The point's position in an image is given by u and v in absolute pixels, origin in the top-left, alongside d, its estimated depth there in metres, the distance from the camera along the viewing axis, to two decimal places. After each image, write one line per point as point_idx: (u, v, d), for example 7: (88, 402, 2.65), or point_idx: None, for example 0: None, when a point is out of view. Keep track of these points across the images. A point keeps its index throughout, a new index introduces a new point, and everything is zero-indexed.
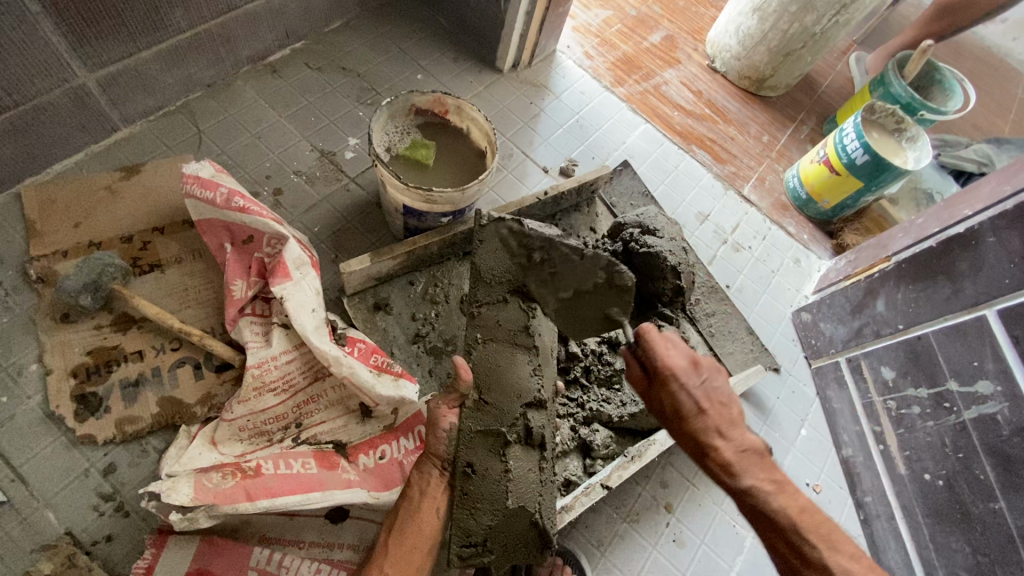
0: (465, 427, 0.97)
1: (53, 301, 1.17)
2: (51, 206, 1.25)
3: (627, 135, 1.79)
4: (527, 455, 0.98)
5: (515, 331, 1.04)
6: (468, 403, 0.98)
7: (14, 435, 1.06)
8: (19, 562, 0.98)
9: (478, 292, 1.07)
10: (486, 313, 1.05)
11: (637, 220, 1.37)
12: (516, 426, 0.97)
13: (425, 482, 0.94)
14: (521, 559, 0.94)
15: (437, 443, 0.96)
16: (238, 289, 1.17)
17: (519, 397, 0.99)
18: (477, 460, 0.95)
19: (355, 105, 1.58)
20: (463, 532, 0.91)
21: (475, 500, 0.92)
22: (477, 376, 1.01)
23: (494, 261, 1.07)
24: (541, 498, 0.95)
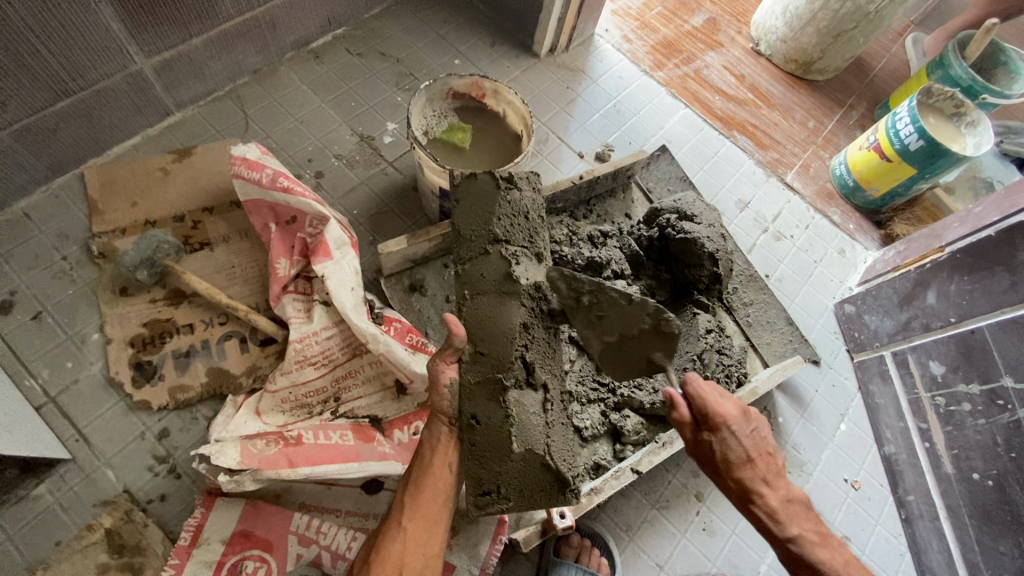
0: (465, 379, 0.94)
1: (113, 275, 1.24)
2: (111, 185, 1.32)
3: (665, 120, 1.75)
4: (527, 399, 0.95)
5: (502, 282, 0.99)
6: (465, 357, 0.96)
7: (78, 398, 1.14)
8: (82, 515, 1.05)
9: (460, 250, 1.06)
10: (470, 269, 1.03)
11: (674, 206, 1.35)
12: (513, 371, 0.94)
13: (435, 440, 0.92)
14: (542, 505, 0.92)
15: (439, 400, 0.93)
16: (282, 267, 1.22)
17: (512, 341, 0.96)
18: (479, 409, 0.92)
19: (393, 90, 1.60)
20: (474, 480, 0.90)
21: (483, 449, 0.91)
22: (470, 330, 0.98)
23: (472, 219, 1.06)
24: (549, 440, 0.93)
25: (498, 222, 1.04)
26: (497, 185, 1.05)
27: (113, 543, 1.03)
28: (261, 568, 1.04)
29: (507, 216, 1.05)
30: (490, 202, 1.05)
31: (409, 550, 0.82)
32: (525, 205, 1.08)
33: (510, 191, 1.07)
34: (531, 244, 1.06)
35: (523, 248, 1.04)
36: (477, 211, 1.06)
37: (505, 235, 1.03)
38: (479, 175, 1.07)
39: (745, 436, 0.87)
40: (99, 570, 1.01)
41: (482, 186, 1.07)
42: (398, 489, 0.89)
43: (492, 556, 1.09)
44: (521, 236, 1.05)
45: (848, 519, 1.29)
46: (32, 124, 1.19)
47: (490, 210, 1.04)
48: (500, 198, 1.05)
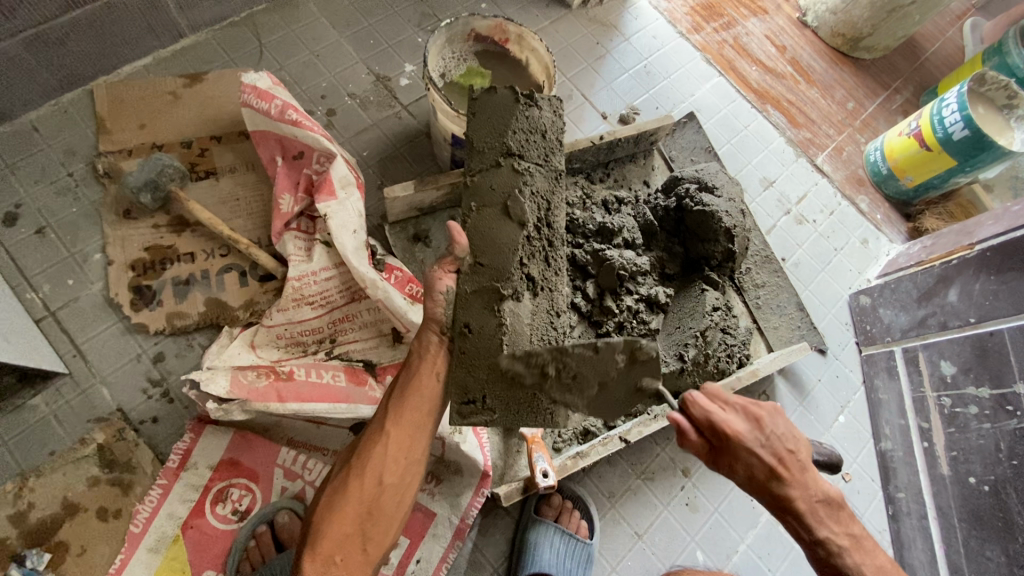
0: (461, 289, 0.89)
1: (117, 197, 1.23)
2: (120, 106, 1.30)
3: (696, 87, 1.67)
4: (523, 308, 0.91)
5: (511, 196, 0.94)
6: (464, 268, 0.91)
7: (78, 314, 1.15)
8: (77, 428, 1.07)
9: (470, 163, 0.98)
10: (480, 182, 0.96)
11: (695, 176, 1.30)
12: (513, 282, 0.90)
13: (424, 349, 0.89)
14: (529, 422, 0.87)
15: (434, 307, 0.90)
16: (285, 204, 1.20)
17: (512, 252, 0.92)
18: (473, 318, 0.88)
19: (414, 31, 1.53)
20: (461, 388, 0.86)
21: (472, 359, 0.86)
22: (472, 241, 0.92)
23: (486, 131, 0.98)
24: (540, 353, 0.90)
25: (513, 135, 0.98)
26: (517, 99, 0.99)
27: (104, 458, 1.06)
28: (247, 495, 1.07)
29: (525, 130, 1.00)
30: (507, 116, 0.99)
31: (389, 457, 0.83)
32: (544, 124, 1.03)
33: (529, 108, 1.01)
34: (547, 163, 1.01)
35: (537, 165, 0.99)
36: (492, 125, 0.98)
37: (519, 149, 0.98)
38: (500, 89, 0.99)
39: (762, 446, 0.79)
40: (90, 482, 1.04)
41: (502, 100, 0.99)
42: (386, 395, 0.89)
43: (473, 507, 1.11)
44: (536, 152, 1.00)
45: None
46: (41, 32, 1.15)
47: (507, 123, 0.98)
48: (518, 112, 1.00)
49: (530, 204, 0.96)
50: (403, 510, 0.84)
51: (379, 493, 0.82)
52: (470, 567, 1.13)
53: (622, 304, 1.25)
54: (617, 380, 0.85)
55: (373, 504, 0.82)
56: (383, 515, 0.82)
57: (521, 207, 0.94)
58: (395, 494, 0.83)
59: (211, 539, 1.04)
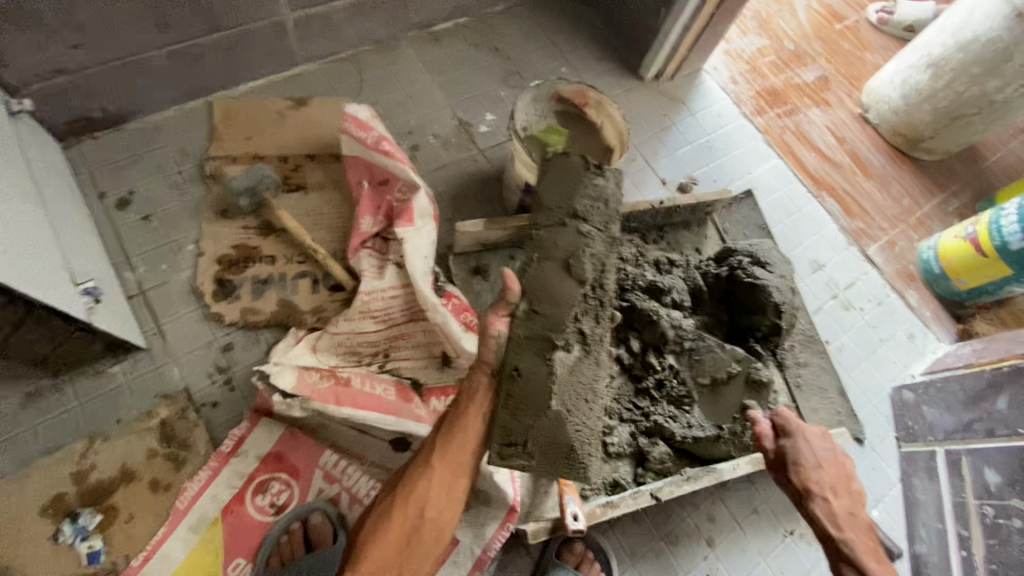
0: (515, 333, 0.94)
1: (217, 197, 1.36)
2: (233, 118, 1.45)
3: (755, 166, 1.75)
4: (575, 360, 0.95)
5: (572, 254, 1.00)
6: (519, 313, 0.96)
7: (164, 297, 1.25)
8: (144, 401, 1.16)
9: (537, 219, 1.05)
10: (545, 236, 1.02)
11: (749, 249, 1.35)
12: (567, 335, 0.95)
13: (473, 390, 0.92)
14: (562, 474, 0.88)
15: (486, 350, 0.94)
16: (365, 224, 1.30)
17: (569, 305, 0.96)
18: (524, 361, 0.92)
19: (499, 85, 1.67)
20: (504, 430, 0.88)
21: (519, 401, 0.89)
22: (530, 290, 0.97)
23: (557, 193, 1.07)
24: (584, 407, 0.92)
25: (581, 200, 1.04)
26: (587, 168, 1.06)
27: (164, 432, 1.13)
28: (285, 491, 1.12)
29: (591, 199, 1.06)
30: (577, 181, 1.06)
31: (433, 490, 0.86)
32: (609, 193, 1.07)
33: (598, 176, 1.07)
34: (608, 229, 1.05)
35: (598, 229, 1.04)
36: (563, 187, 1.06)
37: (584, 212, 1.04)
38: (573, 155, 1.07)
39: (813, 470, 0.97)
40: (148, 454, 1.11)
41: (573, 167, 1.07)
42: (435, 428, 0.92)
43: (496, 540, 1.13)
44: (599, 218, 1.05)
45: None
46: (183, 48, 1.32)
47: (575, 188, 1.05)
48: (587, 180, 1.06)
49: (589, 263, 1.00)
50: (441, 545, 0.85)
51: (418, 524, 0.84)
52: None
53: (664, 362, 1.29)
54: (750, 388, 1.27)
55: (412, 535, 0.84)
56: (420, 547, 0.83)
57: (581, 266, 1.00)
58: (434, 528, 0.85)
59: (246, 527, 1.08)
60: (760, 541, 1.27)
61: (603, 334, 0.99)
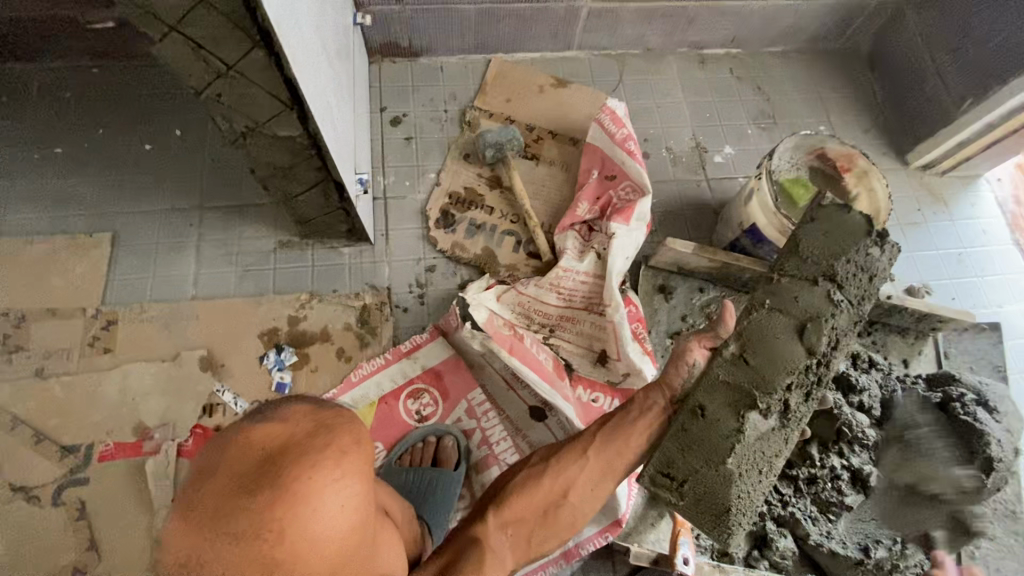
0: (713, 372, 0.88)
1: (466, 141, 1.54)
2: (502, 79, 1.61)
3: (1010, 301, 1.50)
4: (767, 429, 0.86)
5: (812, 320, 0.86)
6: (725, 353, 0.88)
7: (399, 207, 1.45)
8: (356, 284, 1.36)
9: (783, 262, 0.90)
10: (785, 286, 0.89)
11: (975, 387, 1.21)
12: (771, 401, 0.85)
13: (647, 406, 0.93)
14: (704, 527, 0.86)
15: (675, 374, 0.93)
16: (581, 209, 1.38)
17: (786, 373, 0.85)
18: (713, 405, 0.87)
19: (748, 122, 1.63)
20: (666, 459, 0.87)
21: (692, 440, 0.87)
22: (747, 337, 0.88)
23: (820, 244, 0.88)
24: (755, 478, 0.86)
25: (845, 264, 0.87)
26: (868, 232, 0.86)
27: (361, 315, 1.32)
28: (432, 405, 1.24)
29: (857, 265, 0.87)
30: (849, 241, 0.87)
31: (584, 478, 0.89)
32: (881, 266, 0.88)
33: (875, 246, 0.87)
34: (862, 306, 0.88)
35: (852, 304, 0.87)
36: (830, 239, 0.88)
37: (843, 279, 0.87)
38: (854, 214, 0.86)
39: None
40: (344, 326, 1.31)
41: (851, 224, 0.87)
42: (599, 420, 0.95)
43: (591, 542, 1.13)
44: (856, 290, 0.88)
45: None
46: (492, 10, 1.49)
47: (844, 248, 0.87)
48: (862, 244, 0.86)
49: (827, 337, 0.86)
50: (571, 528, 0.90)
51: (561, 502, 0.89)
52: None
53: (826, 461, 1.17)
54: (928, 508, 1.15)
55: (551, 507, 0.89)
56: (556, 522, 0.89)
57: (816, 336, 0.86)
58: (573, 512, 0.89)
59: (392, 421, 1.23)
60: None
61: (807, 415, 0.88)
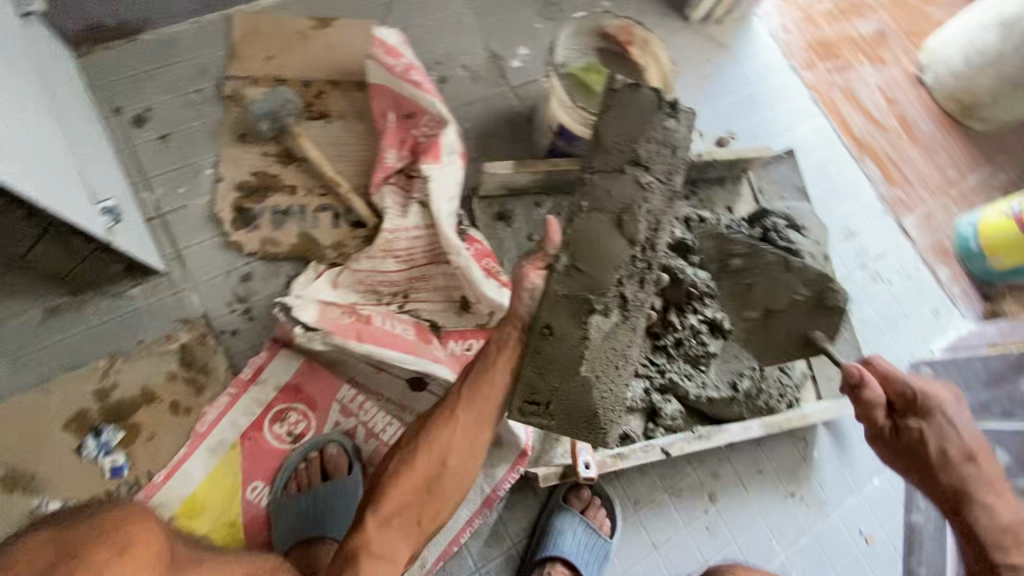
0: (551, 289, 0.87)
1: (236, 120, 1.31)
2: (253, 35, 1.36)
3: (798, 124, 1.66)
4: (614, 326, 0.87)
5: (626, 209, 0.89)
6: (558, 267, 0.87)
7: (183, 221, 1.23)
8: (164, 325, 1.16)
9: (592, 160, 0.93)
10: (598, 182, 0.91)
11: (786, 214, 1.34)
12: (607, 299, 0.86)
13: (503, 342, 0.91)
14: (580, 436, 0.88)
15: (519, 304, 0.91)
16: (390, 158, 1.25)
17: (614, 269, 0.87)
18: (559, 320, 0.87)
19: (535, 15, 1.55)
20: (527, 387, 0.87)
21: (547, 361, 0.86)
22: (573, 242, 0.88)
23: (619, 131, 0.93)
24: (613, 376, 0.88)
25: (645, 144, 0.92)
26: (660, 107, 0.93)
27: (184, 357, 1.14)
28: (302, 421, 1.14)
29: (658, 142, 0.93)
30: (644, 121, 0.93)
31: (456, 441, 0.89)
32: (678, 138, 0.94)
33: (668, 118, 0.94)
34: (670, 181, 0.93)
35: (660, 181, 0.92)
36: (627, 125, 0.93)
37: (648, 159, 0.91)
38: (643, 90, 0.94)
39: (949, 420, 0.94)
40: (169, 376, 1.12)
41: (644, 104, 0.94)
42: (461, 378, 0.93)
43: (506, 481, 1.15)
44: (661, 167, 0.92)
45: (849, 569, 1.29)
46: None
47: (641, 129, 0.93)
48: (656, 122, 0.93)
49: (645, 222, 0.89)
50: (459, 490, 0.91)
51: (440, 472, 0.89)
52: (491, 536, 1.18)
53: (685, 321, 1.26)
54: (795, 315, 1.00)
55: (432, 480, 0.88)
56: (441, 491, 0.89)
57: (634, 224, 0.89)
58: (455, 476, 0.89)
59: (264, 453, 1.11)
60: (760, 500, 1.30)
61: (646, 301, 0.90)
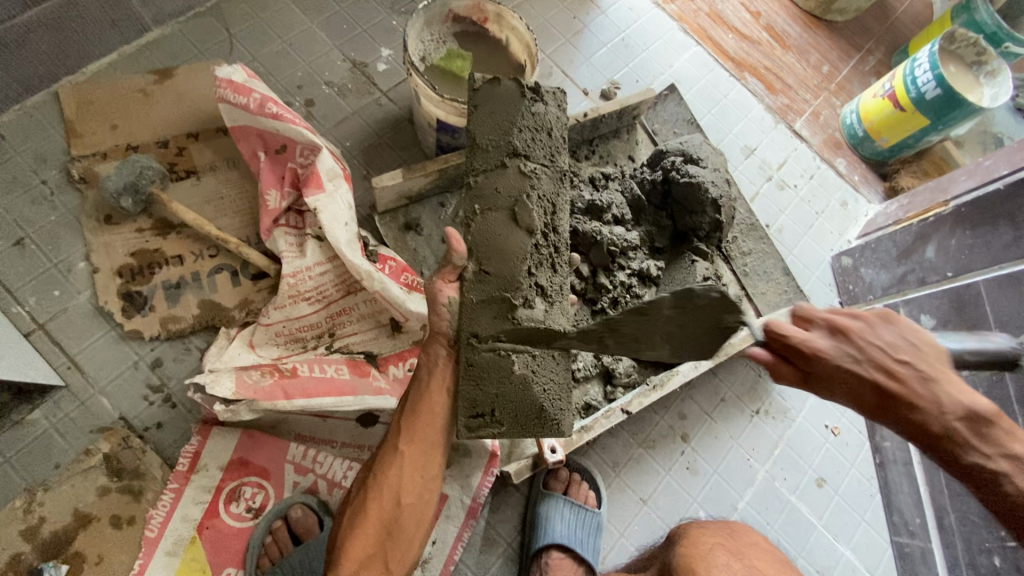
0: (466, 299, 0.88)
1: (96, 202, 1.20)
2: (88, 107, 1.24)
3: (675, 58, 1.67)
4: (539, 314, 0.89)
5: (517, 200, 0.90)
6: (468, 276, 0.88)
7: (68, 325, 1.13)
8: (79, 440, 1.07)
9: (472, 161, 0.93)
10: (483, 182, 0.91)
11: (680, 148, 1.30)
12: (522, 292, 0.88)
13: (434, 362, 0.89)
14: (534, 433, 0.88)
15: (439, 321, 0.89)
16: (272, 199, 1.18)
17: (521, 261, 0.89)
18: (483, 327, 0.87)
19: (388, 13, 1.48)
20: (467, 402, 0.86)
21: (480, 371, 0.86)
22: (476, 248, 0.89)
23: (490, 127, 0.93)
24: (549, 365, 0.90)
25: (519, 133, 0.92)
26: (522, 94, 0.93)
27: (112, 467, 1.06)
28: (259, 493, 1.09)
29: (530, 129, 0.94)
30: (513, 112, 0.93)
31: (406, 476, 0.85)
32: (551, 120, 0.96)
33: (535, 103, 0.95)
34: (551, 163, 0.95)
35: (542, 165, 0.93)
36: (497, 120, 0.93)
37: (525, 148, 0.92)
38: (503, 81, 0.93)
39: (854, 358, 0.76)
40: (100, 492, 1.04)
41: (506, 94, 0.94)
42: (399, 410, 0.90)
43: (484, 487, 1.13)
44: (541, 151, 0.94)
45: (823, 463, 1.35)
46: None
47: (512, 120, 0.93)
48: (524, 108, 0.94)
49: (538, 208, 0.91)
50: (423, 525, 0.87)
51: (397, 513, 0.85)
52: (484, 543, 1.18)
53: (615, 280, 1.27)
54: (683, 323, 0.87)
55: (391, 523, 0.85)
56: (403, 532, 0.85)
57: (529, 212, 0.90)
58: (414, 512, 0.86)
59: (227, 538, 1.05)
60: (729, 426, 1.34)
61: (562, 281, 0.94)
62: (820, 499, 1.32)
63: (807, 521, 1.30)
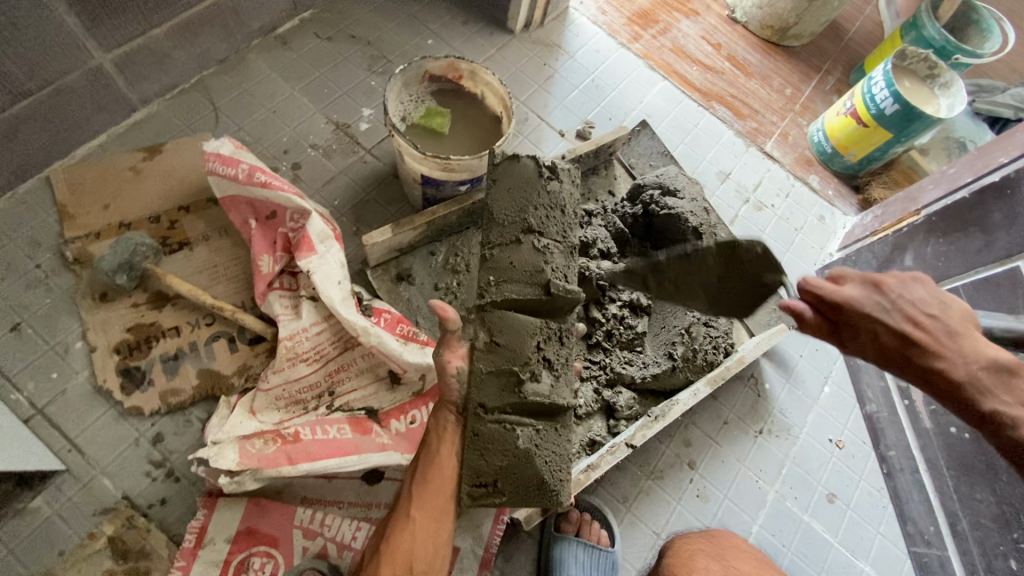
0: (476, 368, 0.90)
1: (91, 281, 1.22)
2: (80, 189, 1.28)
3: (645, 93, 1.74)
4: (545, 387, 0.90)
5: (533, 276, 0.92)
6: (478, 344, 0.91)
7: (67, 407, 1.13)
8: (82, 524, 1.05)
9: (489, 234, 0.96)
10: (498, 255, 0.94)
11: (658, 182, 1.34)
12: (530, 366, 0.89)
13: (441, 432, 0.92)
14: (536, 502, 0.88)
15: (449, 388, 0.93)
16: (265, 264, 1.20)
17: (531, 336, 0.91)
18: (490, 397, 0.89)
19: (367, 74, 1.55)
20: (473, 471, 0.87)
21: (486, 441, 0.88)
22: (489, 319, 0.92)
23: (506, 202, 0.96)
24: (553, 437, 0.91)
25: (534, 211, 0.95)
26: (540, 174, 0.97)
27: (117, 549, 1.04)
28: (268, 562, 1.06)
29: (546, 207, 0.96)
30: (529, 190, 0.96)
31: (418, 542, 0.85)
32: (564, 198, 0.99)
33: (551, 181, 0.99)
34: (565, 239, 0.97)
35: (556, 241, 0.95)
36: (514, 196, 0.96)
37: (540, 225, 0.95)
38: (523, 159, 0.98)
39: (884, 307, 0.84)
40: None
41: (524, 171, 0.98)
42: (409, 477, 0.91)
43: (495, 535, 1.13)
44: (556, 228, 0.96)
45: (832, 477, 1.35)
46: None
47: (528, 198, 0.96)
48: (540, 186, 0.97)
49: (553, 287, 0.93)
50: None
51: None
52: None
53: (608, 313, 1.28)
54: None
55: None
56: None
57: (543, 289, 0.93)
58: None
59: None
60: (735, 449, 1.34)
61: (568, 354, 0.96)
62: (833, 515, 1.31)
63: (823, 540, 1.29)
